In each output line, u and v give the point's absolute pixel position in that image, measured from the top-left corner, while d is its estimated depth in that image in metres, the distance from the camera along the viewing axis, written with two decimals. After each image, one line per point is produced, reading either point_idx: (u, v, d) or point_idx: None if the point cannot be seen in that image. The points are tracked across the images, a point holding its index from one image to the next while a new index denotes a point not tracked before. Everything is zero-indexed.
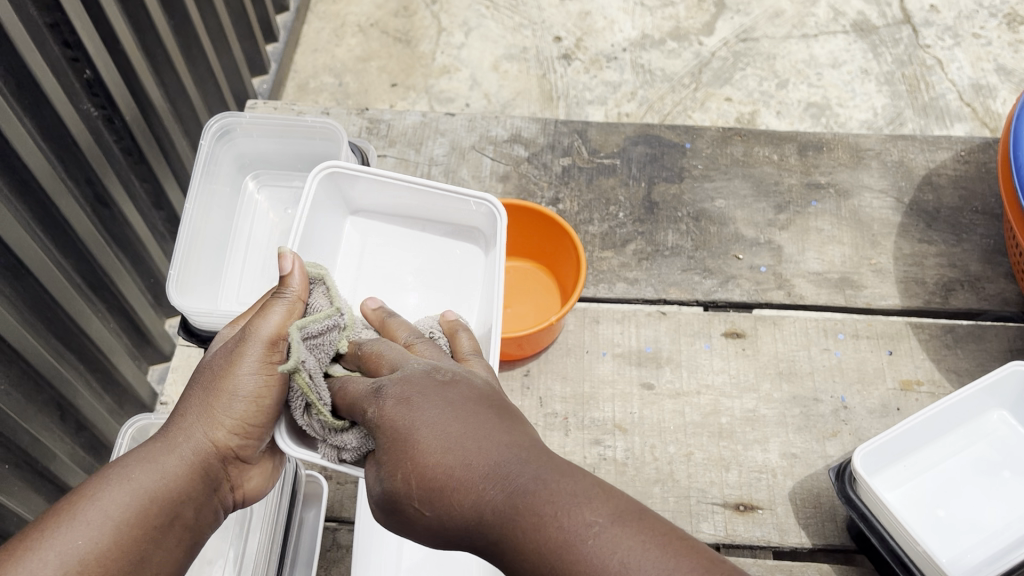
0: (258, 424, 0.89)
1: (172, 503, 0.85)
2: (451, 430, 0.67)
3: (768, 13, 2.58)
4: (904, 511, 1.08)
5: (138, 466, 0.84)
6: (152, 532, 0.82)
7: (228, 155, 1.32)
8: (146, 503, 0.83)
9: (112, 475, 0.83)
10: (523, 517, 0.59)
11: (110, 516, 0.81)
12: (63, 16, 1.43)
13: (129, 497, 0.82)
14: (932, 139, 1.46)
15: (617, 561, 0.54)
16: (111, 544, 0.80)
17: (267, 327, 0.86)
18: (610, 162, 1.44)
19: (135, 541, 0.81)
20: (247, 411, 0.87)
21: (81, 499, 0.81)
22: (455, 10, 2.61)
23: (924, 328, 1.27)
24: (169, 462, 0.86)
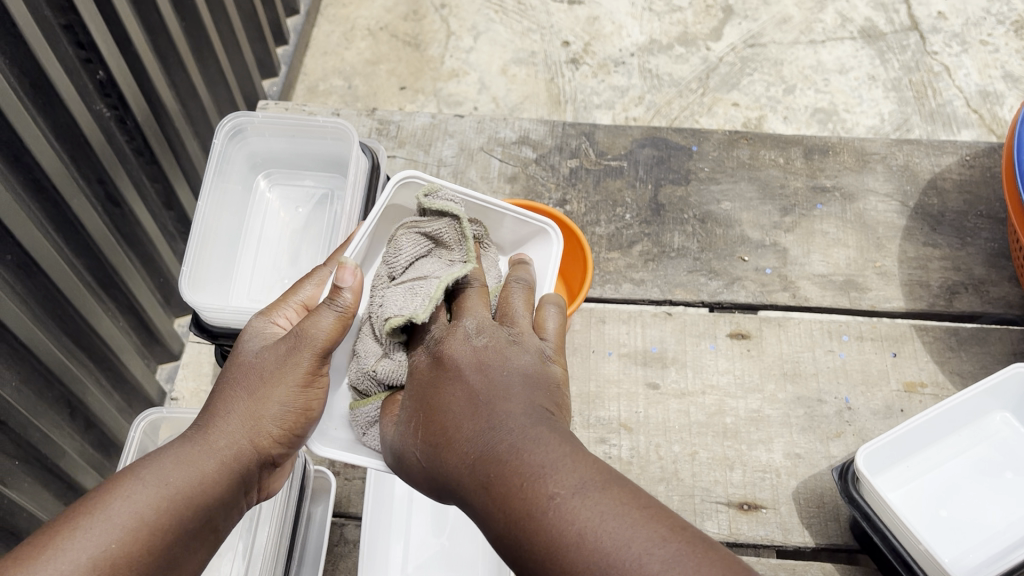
0: (295, 430, 0.91)
1: (210, 507, 0.85)
2: (484, 390, 0.79)
3: (776, 18, 2.59)
4: (907, 511, 1.08)
5: (178, 464, 0.84)
6: (187, 534, 0.82)
7: (240, 154, 1.34)
8: (187, 507, 0.82)
9: (154, 474, 0.82)
10: (504, 473, 0.70)
11: (151, 519, 0.80)
12: (76, 18, 1.45)
13: (174, 498, 0.82)
14: (938, 144, 1.47)
15: (577, 521, 0.63)
16: (150, 547, 0.79)
17: (323, 336, 0.89)
18: (617, 164, 1.46)
19: (176, 543, 0.81)
20: (291, 417, 0.90)
21: (119, 498, 0.79)
22: (464, 14, 2.63)
23: (928, 330, 1.28)
24: (213, 466, 0.86)
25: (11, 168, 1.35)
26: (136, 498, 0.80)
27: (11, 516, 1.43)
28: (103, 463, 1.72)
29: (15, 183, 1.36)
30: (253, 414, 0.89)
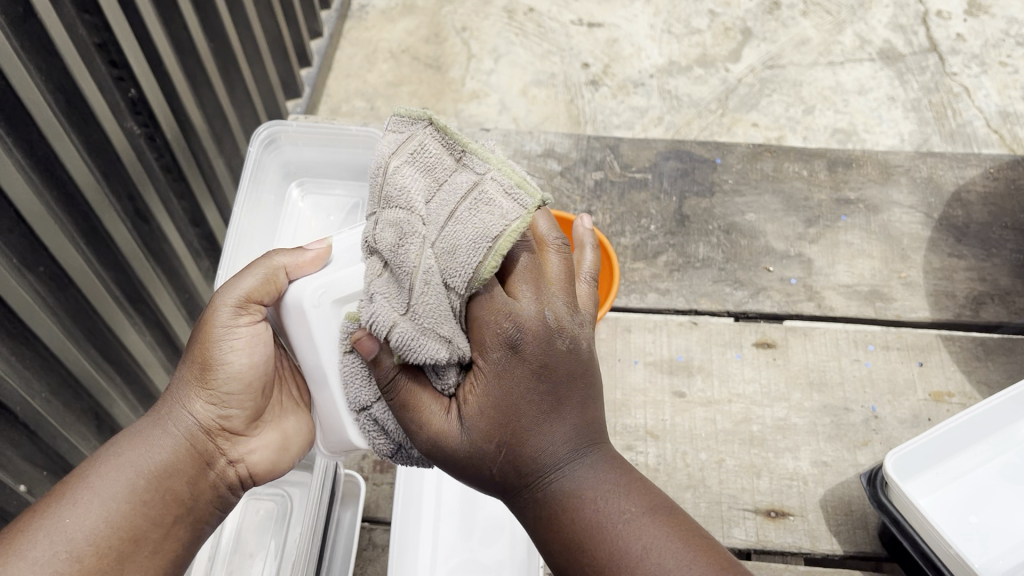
0: (237, 392, 0.99)
1: (164, 478, 0.94)
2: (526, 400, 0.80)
3: (794, 40, 2.61)
4: (937, 517, 1.08)
5: (128, 446, 0.93)
6: (149, 504, 0.91)
7: (274, 163, 1.39)
8: (135, 477, 0.91)
9: (103, 454, 0.92)
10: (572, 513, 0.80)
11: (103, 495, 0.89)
12: (110, 35, 1.49)
13: (123, 473, 0.91)
14: (961, 157, 1.48)
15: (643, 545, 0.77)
16: (106, 523, 0.88)
17: (240, 291, 0.97)
18: (642, 176, 1.47)
19: (130, 514, 0.89)
20: (229, 380, 0.98)
21: (75, 479, 0.90)
22: (485, 36, 2.66)
23: (954, 340, 1.28)
24: (160, 440, 0.95)
25: (46, 183, 1.38)
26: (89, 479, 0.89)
27: None
28: None
29: (49, 198, 1.39)
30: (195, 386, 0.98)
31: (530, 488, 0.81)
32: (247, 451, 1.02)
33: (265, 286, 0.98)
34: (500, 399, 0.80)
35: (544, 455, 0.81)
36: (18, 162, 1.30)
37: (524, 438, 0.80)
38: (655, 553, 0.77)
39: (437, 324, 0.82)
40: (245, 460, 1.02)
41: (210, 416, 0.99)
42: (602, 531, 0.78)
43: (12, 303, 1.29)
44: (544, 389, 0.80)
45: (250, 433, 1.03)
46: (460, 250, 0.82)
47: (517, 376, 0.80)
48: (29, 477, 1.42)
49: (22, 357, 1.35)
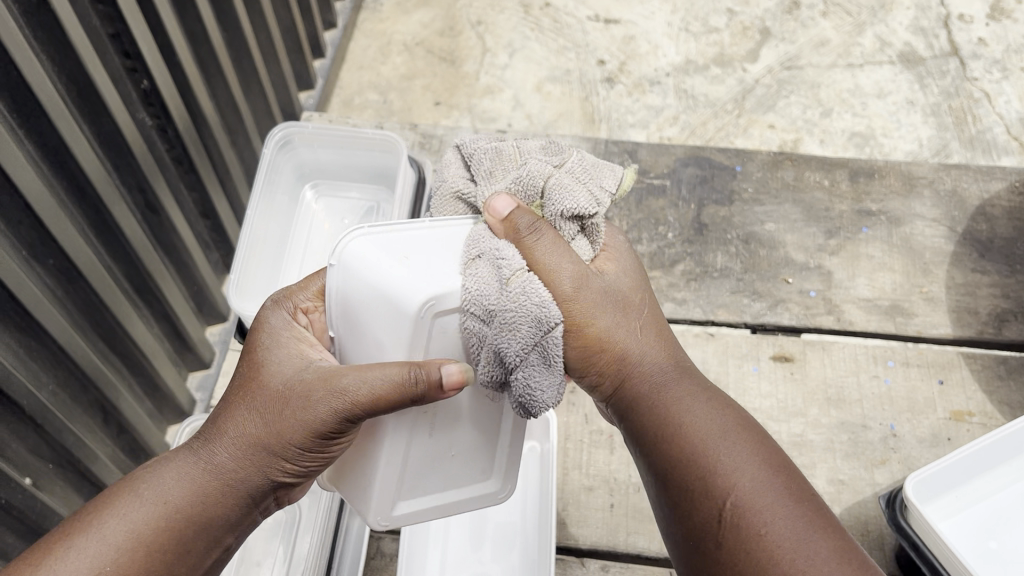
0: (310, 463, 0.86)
1: (202, 528, 0.82)
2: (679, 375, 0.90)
3: (813, 41, 2.57)
4: (957, 543, 1.07)
5: (166, 471, 0.84)
6: (180, 553, 0.80)
7: (289, 164, 1.40)
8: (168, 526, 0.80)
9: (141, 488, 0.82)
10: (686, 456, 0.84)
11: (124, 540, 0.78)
12: (124, 26, 1.47)
13: (149, 506, 0.81)
14: (986, 170, 1.46)
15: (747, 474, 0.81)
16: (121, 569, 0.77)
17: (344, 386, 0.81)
18: (660, 183, 1.46)
19: (151, 566, 0.79)
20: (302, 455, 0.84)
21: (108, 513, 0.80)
22: (500, 31, 2.64)
23: (976, 359, 1.26)
24: (204, 483, 0.83)
25: (57, 174, 1.36)
26: (114, 515, 0.80)
27: (43, 517, 1.43)
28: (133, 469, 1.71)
29: (59, 190, 1.37)
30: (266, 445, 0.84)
31: (633, 391, 0.92)
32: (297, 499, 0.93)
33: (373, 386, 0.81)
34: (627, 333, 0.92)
35: (648, 362, 0.93)
36: (29, 154, 1.28)
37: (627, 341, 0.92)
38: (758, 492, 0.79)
39: (587, 185, 0.91)
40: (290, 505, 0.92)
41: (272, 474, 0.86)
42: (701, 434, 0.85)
43: (21, 295, 1.27)
44: (649, 310, 0.96)
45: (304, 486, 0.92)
46: (520, 329, 0.82)
47: (639, 293, 0.96)
48: (34, 470, 1.41)
49: (29, 348, 1.34)
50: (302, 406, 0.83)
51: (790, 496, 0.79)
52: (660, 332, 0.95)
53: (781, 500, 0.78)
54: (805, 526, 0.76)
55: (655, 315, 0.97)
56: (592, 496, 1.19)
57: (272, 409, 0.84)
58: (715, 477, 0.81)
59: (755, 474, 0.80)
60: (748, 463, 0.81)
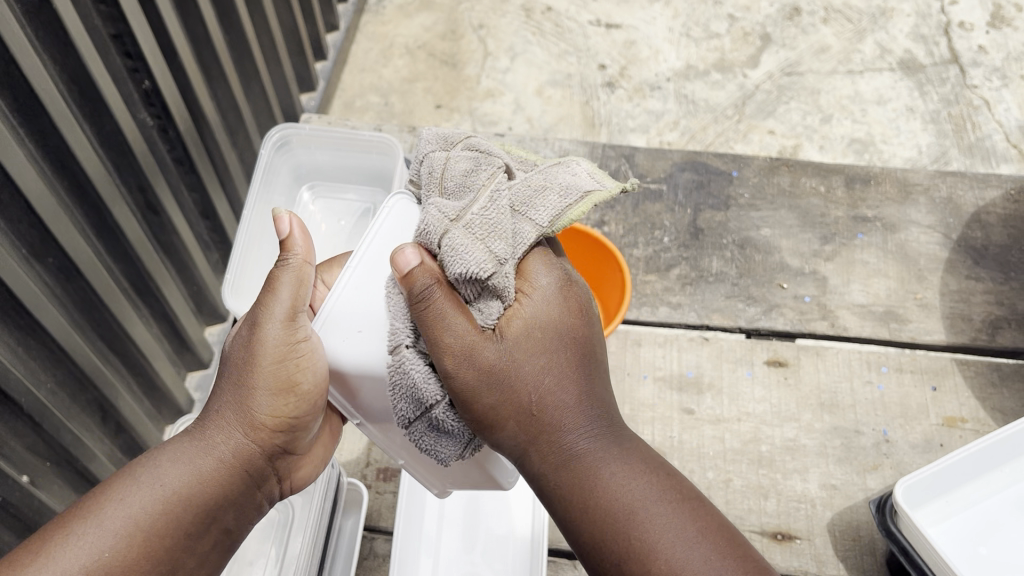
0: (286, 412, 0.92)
1: (211, 498, 0.86)
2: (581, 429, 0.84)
3: (814, 47, 2.58)
4: (947, 548, 1.08)
5: (163, 458, 0.86)
6: (185, 531, 0.83)
7: (286, 166, 1.42)
8: (177, 499, 0.83)
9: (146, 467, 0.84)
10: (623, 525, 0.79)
11: (135, 516, 0.80)
12: (126, 27, 1.48)
13: (151, 488, 0.83)
14: (981, 177, 1.47)
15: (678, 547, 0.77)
16: (137, 536, 0.80)
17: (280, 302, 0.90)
18: (657, 187, 1.47)
19: (166, 533, 0.81)
20: (281, 404, 0.91)
21: (110, 498, 0.81)
22: (502, 35, 2.65)
23: (969, 365, 1.27)
24: (201, 457, 0.87)
25: (57, 173, 1.37)
26: (116, 500, 0.81)
27: (39, 515, 1.44)
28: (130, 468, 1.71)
29: (61, 190, 1.38)
30: (246, 403, 0.90)
31: (545, 456, 0.83)
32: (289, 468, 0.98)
33: (301, 292, 0.92)
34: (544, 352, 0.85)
35: (567, 417, 0.84)
36: (29, 153, 1.29)
37: (540, 399, 0.84)
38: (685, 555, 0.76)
39: (487, 240, 0.83)
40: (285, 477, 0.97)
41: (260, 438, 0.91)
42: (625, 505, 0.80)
43: (20, 293, 1.28)
44: (574, 353, 0.86)
45: (296, 454, 0.98)
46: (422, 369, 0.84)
47: (560, 316, 0.86)
48: (31, 468, 1.41)
49: (28, 346, 1.35)
50: (251, 359, 0.90)
51: (732, 560, 0.76)
52: (588, 377, 0.86)
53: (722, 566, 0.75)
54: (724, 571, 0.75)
55: (582, 354, 0.87)
56: None
57: (239, 371, 0.92)
58: (648, 555, 0.77)
59: (687, 540, 0.77)
60: (681, 529, 0.78)
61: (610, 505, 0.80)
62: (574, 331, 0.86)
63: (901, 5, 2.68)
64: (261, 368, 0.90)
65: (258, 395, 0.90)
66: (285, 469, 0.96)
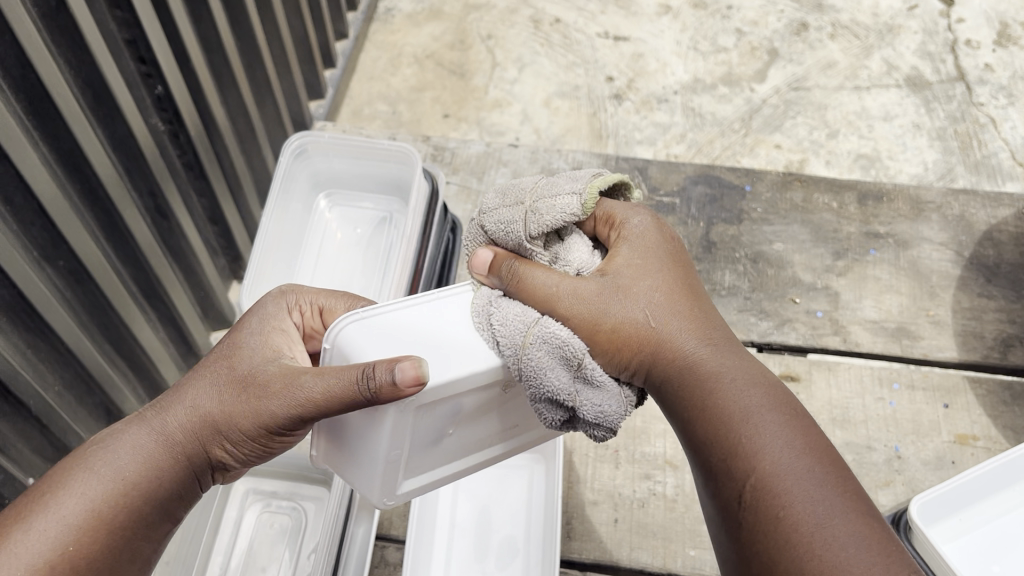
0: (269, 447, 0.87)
1: (167, 493, 0.84)
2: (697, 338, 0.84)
3: (821, 63, 2.59)
4: (961, 566, 1.08)
5: (132, 448, 0.83)
6: (122, 531, 0.80)
7: (305, 174, 1.43)
8: (134, 502, 0.81)
9: (113, 459, 0.81)
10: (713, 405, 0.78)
11: (91, 511, 0.78)
12: (140, 32, 1.48)
13: (106, 481, 0.80)
14: (993, 196, 1.49)
15: (795, 463, 0.72)
16: (88, 534, 0.78)
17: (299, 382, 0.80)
18: (669, 200, 1.49)
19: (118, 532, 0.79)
20: (263, 441, 0.86)
21: (70, 486, 0.79)
22: (510, 45, 2.65)
23: (982, 383, 1.27)
24: (166, 458, 0.84)
25: (69, 176, 1.37)
26: (77, 491, 0.79)
27: None
28: None
29: (72, 191, 1.38)
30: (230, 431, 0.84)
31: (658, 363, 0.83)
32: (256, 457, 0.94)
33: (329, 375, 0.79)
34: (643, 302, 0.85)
35: (681, 336, 0.84)
36: (43, 156, 1.29)
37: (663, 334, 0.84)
38: (791, 464, 0.72)
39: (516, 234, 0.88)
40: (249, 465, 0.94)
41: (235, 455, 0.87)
42: (741, 413, 0.76)
43: (30, 295, 1.27)
44: (674, 276, 0.88)
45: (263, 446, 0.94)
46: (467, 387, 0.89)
47: (660, 274, 0.88)
48: (36, 471, 1.40)
49: (36, 348, 1.34)
50: (251, 396, 0.83)
51: (850, 505, 0.69)
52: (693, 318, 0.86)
53: (838, 508, 0.69)
54: (843, 506, 0.69)
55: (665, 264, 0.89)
56: (596, 511, 1.19)
57: (236, 380, 0.85)
58: (752, 447, 0.74)
59: (786, 444, 0.73)
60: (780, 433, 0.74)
61: (728, 434, 0.76)
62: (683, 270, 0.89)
63: (909, 22, 2.69)
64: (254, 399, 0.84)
65: (244, 431, 0.84)
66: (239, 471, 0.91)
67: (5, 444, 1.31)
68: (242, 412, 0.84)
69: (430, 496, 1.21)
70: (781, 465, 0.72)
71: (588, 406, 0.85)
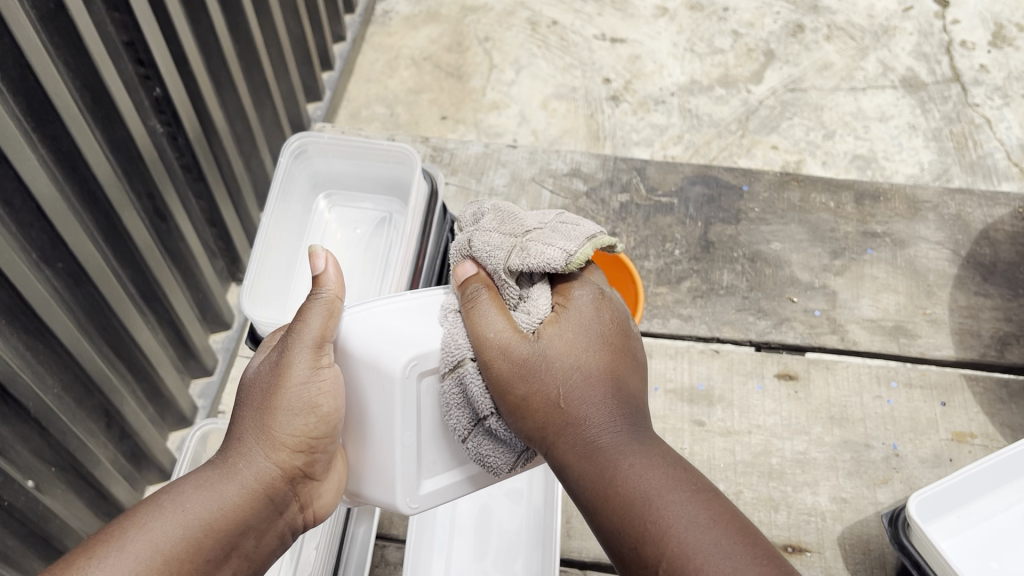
0: (318, 439, 0.91)
1: (240, 526, 0.84)
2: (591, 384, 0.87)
3: (817, 64, 2.60)
4: (959, 562, 1.08)
5: (193, 485, 0.83)
6: (204, 561, 0.80)
7: (304, 174, 1.44)
8: (207, 531, 0.81)
9: (172, 494, 0.82)
10: (615, 479, 0.79)
11: (162, 545, 0.77)
12: (138, 35, 1.49)
13: (179, 516, 0.80)
14: (989, 195, 1.49)
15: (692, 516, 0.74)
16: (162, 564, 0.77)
17: (311, 331, 0.90)
18: (668, 201, 1.49)
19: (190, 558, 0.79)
20: (306, 423, 0.90)
21: (135, 525, 0.78)
22: (507, 47, 2.66)
23: (979, 381, 1.28)
24: (230, 488, 0.85)
25: (68, 178, 1.37)
26: (141, 524, 0.78)
27: (44, 521, 1.42)
28: (134, 476, 1.71)
29: (70, 193, 1.38)
30: (272, 429, 0.88)
31: (568, 446, 0.84)
32: (319, 496, 0.95)
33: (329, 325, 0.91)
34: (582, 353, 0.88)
35: (591, 414, 0.85)
36: (41, 158, 1.30)
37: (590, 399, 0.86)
38: (690, 519, 0.73)
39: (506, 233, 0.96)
40: (315, 505, 0.94)
41: (293, 465, 0.89)
42: (638, 496, 0.77)
43: (30, 297, 1.28)
44: (606, 355, 0.89)
45: (324, 478, 0.95)
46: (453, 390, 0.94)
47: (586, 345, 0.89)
48: (36, 473, 1.40)
49: (35, 350, 1.34)
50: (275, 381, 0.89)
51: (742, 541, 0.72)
52: (617, 394, 0.86)
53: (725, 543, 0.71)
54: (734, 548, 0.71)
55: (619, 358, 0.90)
56: None
57: (262, 394, 0.89)
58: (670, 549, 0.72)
59: (696, 524, 0.73)
60: (692, 513, 0.74)
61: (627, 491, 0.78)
62: (614, 350, 0.89)
63: (904, 23, 2.71)
64: (281, 406, 0.88)
65: (285, 422, 0.88)
66: (309, 499, 0.93)
67: (5, 446, 1.31)
68: (275, 419, 0.88)
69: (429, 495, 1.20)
70: (694, 522, 0.73)
71: (473, 447, 0.95)
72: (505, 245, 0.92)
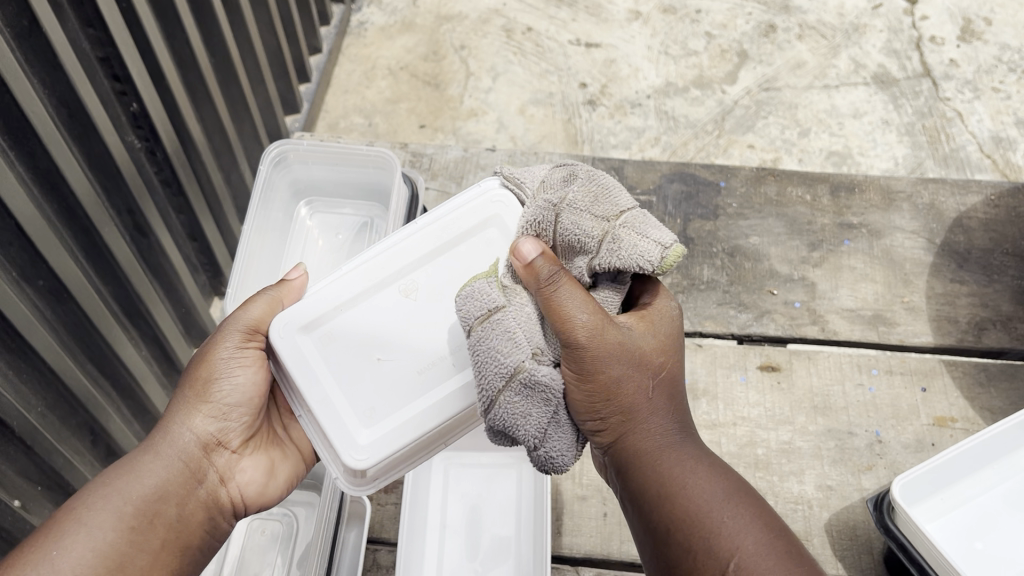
0: (242, 406, 1.03)
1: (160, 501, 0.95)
2: (638, 358, 0.93)
3: (790, 63, 2.63)
4: (943, 543, 1.10)
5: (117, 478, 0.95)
6: (130, 540, 0.91)
7: (285, 181, 1.45)
8: (126, 513, 0.92)
9: (98, 485, 0.93)
10: (655, 476, 0.89)
11: (87, 530, 0.89)
12: (114, 51, 1.48)
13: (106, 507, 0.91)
14: (962, 184, 1.52)
15: (723, 506, 0.85)
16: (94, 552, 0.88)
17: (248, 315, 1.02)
18: (646, 199, 1.51)
19: (120, 542, 0.90)
20: (233, 395, 1.02)
21: (71, 517, 0.90)
22: (483, 55, 2.67)
23: (957, 366, 1.30)
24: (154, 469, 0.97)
25: (46, 196, 1.37)
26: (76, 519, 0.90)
27: None
28: None
29: (49, 211, 1.38)
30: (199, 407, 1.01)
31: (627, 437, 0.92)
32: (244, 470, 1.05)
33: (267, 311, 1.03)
34: (650, 340, 0.94)
35: (641, 408, 0.93)
36: (19, 175, 1.29)
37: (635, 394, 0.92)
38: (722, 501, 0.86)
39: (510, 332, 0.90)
40: (238, 477, 1.04)
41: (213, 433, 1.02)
42: (682, 477, 0.88)
43: (14, 318, 1.27)
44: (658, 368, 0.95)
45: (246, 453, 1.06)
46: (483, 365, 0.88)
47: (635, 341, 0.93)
48: (24, 493, 1.39)
49: (20, 371, 1.34)
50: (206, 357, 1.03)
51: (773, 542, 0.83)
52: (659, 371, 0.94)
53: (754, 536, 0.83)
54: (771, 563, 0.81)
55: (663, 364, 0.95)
56: (586, 506, 1.20)
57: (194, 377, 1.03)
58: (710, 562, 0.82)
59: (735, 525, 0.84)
60: (727, 503, 0.86)
61: (674, 485, 0.88)
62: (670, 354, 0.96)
63: (874, 20, 2.74)
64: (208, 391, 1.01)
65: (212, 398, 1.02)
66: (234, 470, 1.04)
67: None
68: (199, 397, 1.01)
69: (420, 498, 1.23)
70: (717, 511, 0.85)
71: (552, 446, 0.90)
72: (595, 232, 0.92)
